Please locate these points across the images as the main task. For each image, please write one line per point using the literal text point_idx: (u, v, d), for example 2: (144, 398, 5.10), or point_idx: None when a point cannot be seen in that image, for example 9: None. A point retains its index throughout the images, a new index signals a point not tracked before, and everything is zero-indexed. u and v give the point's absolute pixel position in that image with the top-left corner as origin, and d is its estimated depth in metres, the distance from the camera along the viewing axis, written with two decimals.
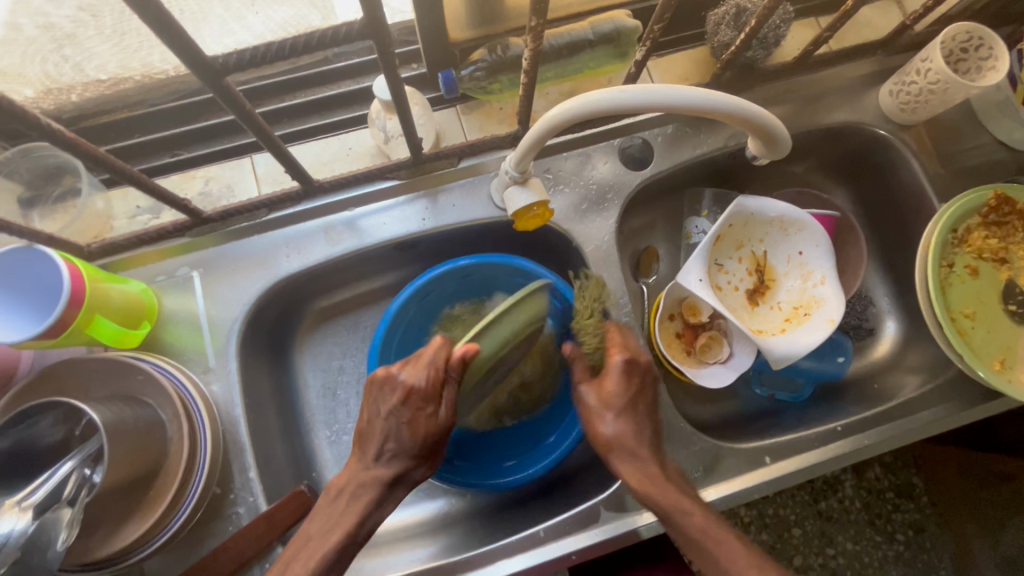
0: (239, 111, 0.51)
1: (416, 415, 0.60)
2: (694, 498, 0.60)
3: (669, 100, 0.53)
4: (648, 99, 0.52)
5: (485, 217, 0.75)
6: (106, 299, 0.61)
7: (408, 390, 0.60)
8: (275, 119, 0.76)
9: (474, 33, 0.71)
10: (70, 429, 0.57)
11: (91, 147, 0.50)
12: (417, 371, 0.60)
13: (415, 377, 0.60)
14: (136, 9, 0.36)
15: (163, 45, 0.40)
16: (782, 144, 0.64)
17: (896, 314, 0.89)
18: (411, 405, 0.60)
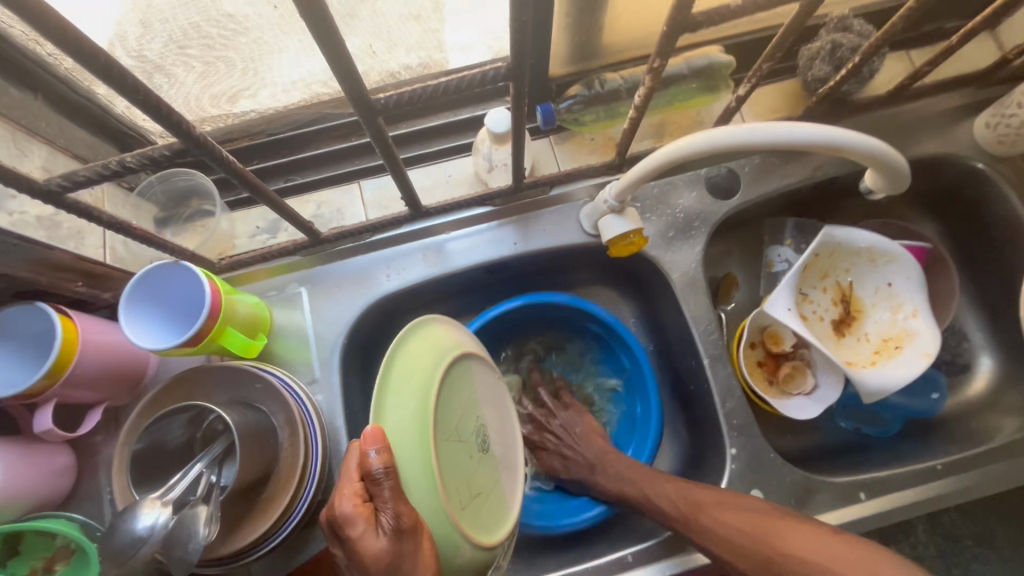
0: (383, 146, 0.54)
1: (363, 545, 0.48)
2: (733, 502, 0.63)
3: (780, 138, 0.54)
4: (759, 137, 0.54)
5: (575, 242, 0.78)
6: (232, 313, 0.66)
7: (343, 525, 0.49)
8: (407, 141, 0.81)
9: (572, 69, 0.75)
10: (195, 432, 0.63)
11: (251, 176, 0.55)
12: (343, 498, 0.50)
13: (344, 511, 0.49)
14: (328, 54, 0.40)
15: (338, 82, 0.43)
16: (900, 171, 0.63)
17: (991, 350, 0.86)
18: (347, 538, 0.49)
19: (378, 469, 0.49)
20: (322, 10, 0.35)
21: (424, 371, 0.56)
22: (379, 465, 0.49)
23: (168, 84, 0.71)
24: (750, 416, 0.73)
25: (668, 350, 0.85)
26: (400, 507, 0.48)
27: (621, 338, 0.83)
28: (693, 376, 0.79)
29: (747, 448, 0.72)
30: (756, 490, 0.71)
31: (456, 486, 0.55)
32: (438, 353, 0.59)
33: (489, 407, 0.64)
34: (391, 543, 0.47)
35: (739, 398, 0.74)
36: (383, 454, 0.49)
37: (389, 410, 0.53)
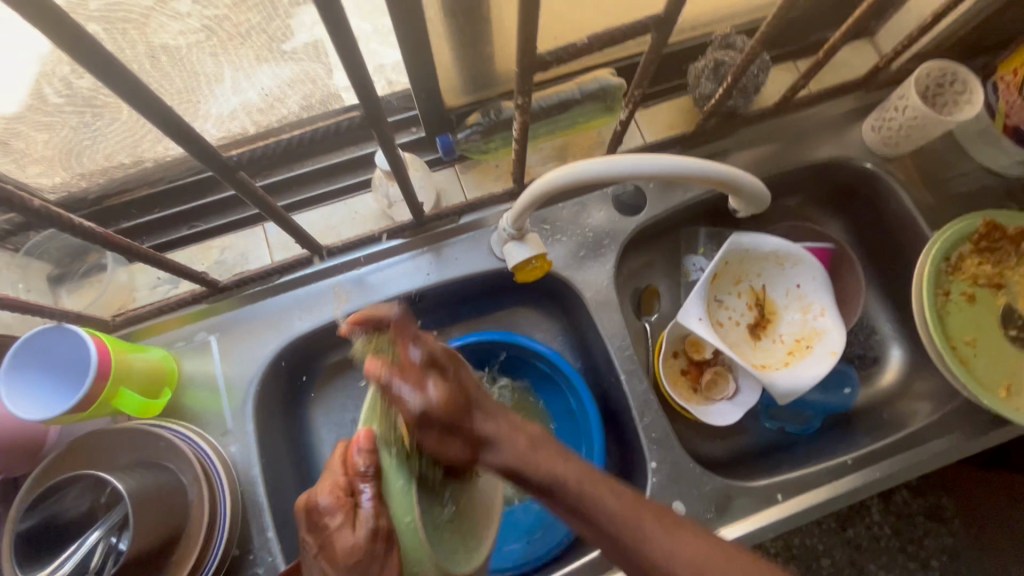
0: (237, 183, 0.55)
1: (337, 539, 0.48)
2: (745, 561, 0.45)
3: (642, 167, 0.56)
4: (621, 168, 0.56)
5: (487, 268, 0.78)
6: (129, 370, 0.65)
7: (318, 516, 0.50)
8: (277, 190, 0.79)
9: (469, 99, 0.76)
10: (95, 499, 0.60)
11: (118, 237, 0.55)
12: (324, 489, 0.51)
13: (322, 499, 0.51)
14: (150, 116, 0.44)
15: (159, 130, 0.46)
16: (759, 199, 0.66)
17: (901, 340, 0.90)
18: (323, 529, 0.50)
19: (365, 467, 0.47)
20: (132, 81, 0.40)
21: None
22: (363, 465, 0.47)
23: (101, 122, 0.67)
24: (667, 428, 0.75)
25: (591, 367, 0.86)
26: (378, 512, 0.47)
27: (562, 372, 0.82)
28: (615, 392, 0.80)
29: (667, 459, 0.74)
30: (678, 501, 0.72)
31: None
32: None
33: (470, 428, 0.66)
34: (365, 542, 0.46)
35: (657, 411, 0.76)
36: (371, 455, 0.48)
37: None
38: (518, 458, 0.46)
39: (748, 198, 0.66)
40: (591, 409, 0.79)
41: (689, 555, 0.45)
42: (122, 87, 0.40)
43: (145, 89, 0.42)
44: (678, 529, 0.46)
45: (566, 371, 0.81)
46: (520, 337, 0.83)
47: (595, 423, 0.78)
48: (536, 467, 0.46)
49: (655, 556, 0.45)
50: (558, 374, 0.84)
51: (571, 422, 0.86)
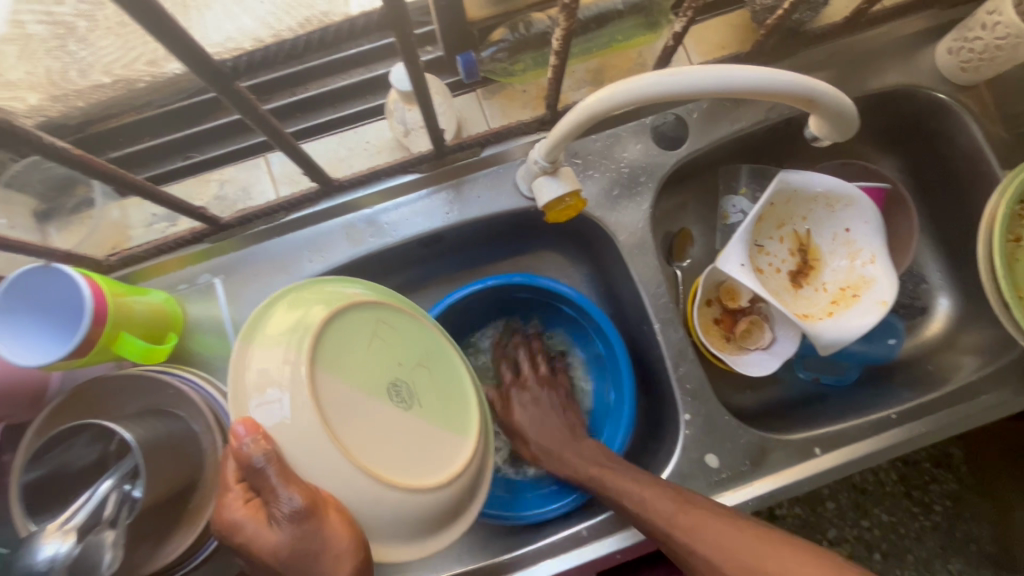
0: (244, 107, 0.45)
1: (260, 544, 0.45)
2: (753, 544, 0.56)
3: (713, 82, 0.48)
4: (687, 86, 0.48)
5: (512, 208, 0.71)
6: (129, 313, 0.59)
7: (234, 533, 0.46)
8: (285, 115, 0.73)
9: (492, 12, 0.64)
10: (105, 447, 0.56)
11: (98, 161, 0.47)
12: (229, 509, 0.47)
13: (232, 517, 0.46)
14: (141, 20, 0.33)
15: (166, 51, 0.37)
16: (848, 114, 0.56)
17: (949, 290, 0.84)
18: (242, 547, 0.46)
19: (257, 459, 0.44)
20: None
21: (317, 305, 0.52)
22: (256, 454, 0.44)
23: (86, 50, 0.58)
24: (703, 379, 0.71)
25: (620, 314, 0.81)
26: (294, 489, 0.44)
27: (591, 317, 0.77)
28: (646, 342, 0.76)
29: (701, 412, 0.70)
30: (711, 456, 0.69)
31: (380, 448, 0.50)
32: (312, 310, 0.51)
33: (433, 368, 0.57)
34: (294, 533, 0.44)
35: (692, 361, 0.71)
36: (261, 440, 0.45)
37: (262, 361, 0.48)
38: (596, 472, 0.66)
39: (835, 118, 0.56)
40: (621, 354, 0.74)
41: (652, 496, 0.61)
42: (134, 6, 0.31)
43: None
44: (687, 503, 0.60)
45: (593, 316, 0.76)
46: (545, 280, 0.77)
47: (624, 367, 0.74)
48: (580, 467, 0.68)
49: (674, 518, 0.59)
50: (585, 319, 0.80)
51: (600, 366, 0.82)
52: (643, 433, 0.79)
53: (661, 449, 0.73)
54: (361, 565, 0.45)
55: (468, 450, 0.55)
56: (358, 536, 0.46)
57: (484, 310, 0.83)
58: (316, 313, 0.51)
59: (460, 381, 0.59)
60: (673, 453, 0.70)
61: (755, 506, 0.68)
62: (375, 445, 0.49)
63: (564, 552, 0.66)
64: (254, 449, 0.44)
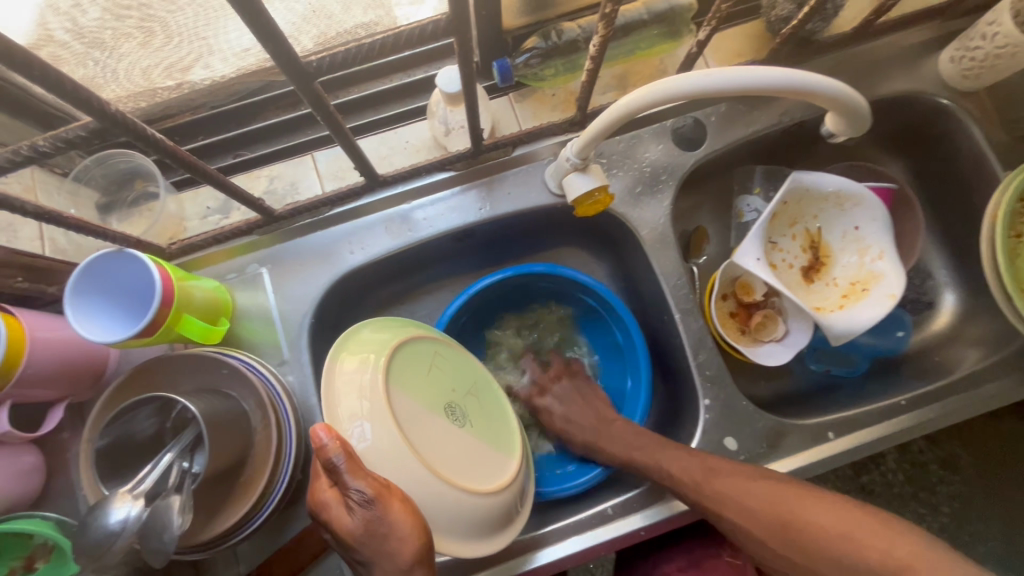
0: (318, 104, 0.50)
1: (340, 528, 0.50)
2: (782, 498, 0.62)
3: (738, 82, 0.52)
4: (713, 85, 0.52)
5: (542, 203, 0.76)
6: (190, 298, 0.64)
7: (321, 514, 0.52)
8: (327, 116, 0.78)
9: (526, 20, 0.70)
10: (162, 421, 0.61)
11: (182, 151, 0.51)
12: (318, 491, 0.52)
13: (320, 498, 0.52)
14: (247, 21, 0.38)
15: (265, 51, 0.41)
16: (859, 113, 0.61)
17: (955, 286, 0.88)
18: (329, 527, 0.52)
19: (336, 456, 0.49)
20: None
21: (386, 339, 0.59)
22: (335, 451, 0.49)
23: (111, 58, 0.68)
24: (722, 366, 0.75)
25: (641, 307, 0.85)
26: (363, 481, 0.49)
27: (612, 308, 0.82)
28: (667, 332, 0.80)
29: (720, 398, 0.74)
30: (729, 439, 0.73)
31: (448, 461, 0.57)
32: (382, 340, 0.59)
33: (477, 395, 0.66)
34: (365, 523, 0.49)
35: (711, 349, 0.75)
36: (340, 439, 0.49)
37: (344, 387, 0.54)
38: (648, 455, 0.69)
39: (850, 116, 0.61)
40: (640, 346, 0.78)
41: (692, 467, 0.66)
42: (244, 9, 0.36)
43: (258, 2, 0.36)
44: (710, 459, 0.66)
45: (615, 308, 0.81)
46: (569, 271, 0.81)
47: (642, 358, 0.78)
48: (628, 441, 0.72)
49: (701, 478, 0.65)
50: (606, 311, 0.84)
51: (619, 357, 0.86)
52: (662, 419, 0.83)
53: (682, 435, 0.77)
54: (421, 552, 0.49)
55: (514, 467, 0.62)
56: (421, 530, 0.49)
57: (510, 299, 0.87)
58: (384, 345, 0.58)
59: (501, 407, 0.68)
60: (694, 436, 0.73)
61: None
62: (441, 457, 0.56)
63: (592, 529, 0.70)
64: (335, 447, 0.49)
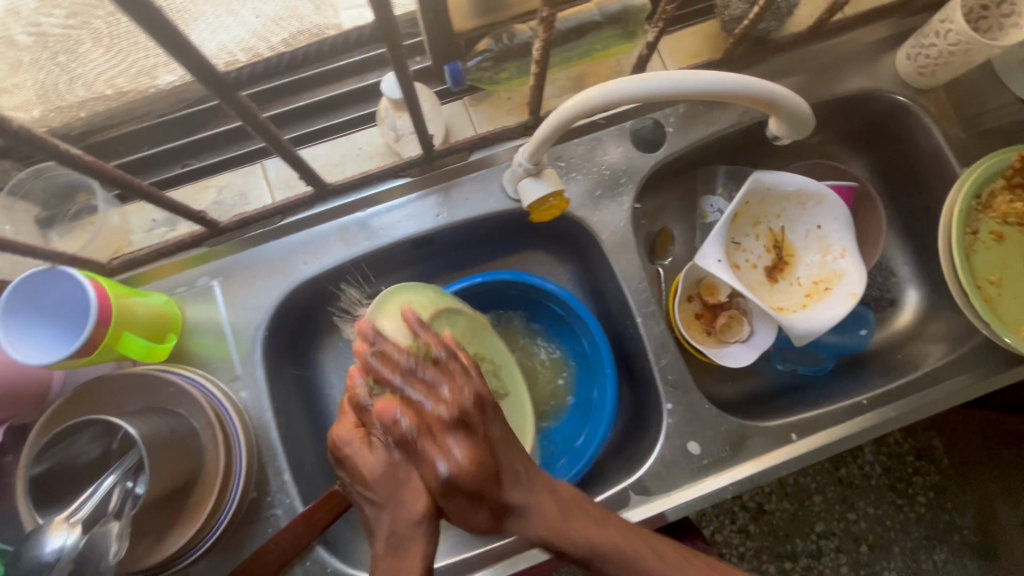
0: (246, 114, 0.49)
1: (357, 468, 0.51)
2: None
3: (675, 86, 0.52)
4: (648, 89, 0.51)
5: (500, 209, 0.74)
6: (132, 314, 0.62)
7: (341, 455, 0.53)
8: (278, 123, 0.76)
9: (479, 22, 0.67)
10: (108, 444, 0.59)
11: (109, 168, 0.49)
12: (342, 432, 0.54)
13: (343, 436, 0.53)
14: (146, 26, 0.36)
15: (174, 60, 0.40)
16: (802, 117, 0.61)
17: (917, 283, 0.89)
18: (347, 468, 0.53)
19: (365, 394, 0.52)
20: None
21: (425, 308, 0.62)
22: (364, 391, 0.52)
23: (76, 63, 0.61)
24: (684, 370, 0.74)
25: (606, 310, 0.84)
26: (388, 420, 0.50)
27: (576, 315, 0.81)
28: (630, 336, 0.79)
29: (683, 402, 0.73)
30: (692, 443, 0.72)
31: None
32: (418, 304, 0.63)
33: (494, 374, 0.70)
34: (385, 462, 0.50)
35: (673, 353, 0.75)
36: (370, 379, 0.53)
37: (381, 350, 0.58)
38: (548, 529, 0.50)
39: (792, 121, 0.61)
40: (605, 353, 0.78)
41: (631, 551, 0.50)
42: (144, 16, 0.35)
43: (160, 11, 0.35)
44: (576, 507, 0.52)
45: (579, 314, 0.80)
46: (531, 277, 0.80)
47: (608, 365, 0.77)
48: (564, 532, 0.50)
49: (568, 536, 0.50)
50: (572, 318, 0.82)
51: (584, 365, 0.85)
52: (628, 424, 0.82)
53: (646, 440, 0.76)
54: (432, 499, 0.48)
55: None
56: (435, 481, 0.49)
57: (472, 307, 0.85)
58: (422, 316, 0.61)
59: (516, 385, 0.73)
60: (657, 441, 0.73)
61: (735, 491, 0.71)
62: None
63: None
64: (365, 386, 0.53)
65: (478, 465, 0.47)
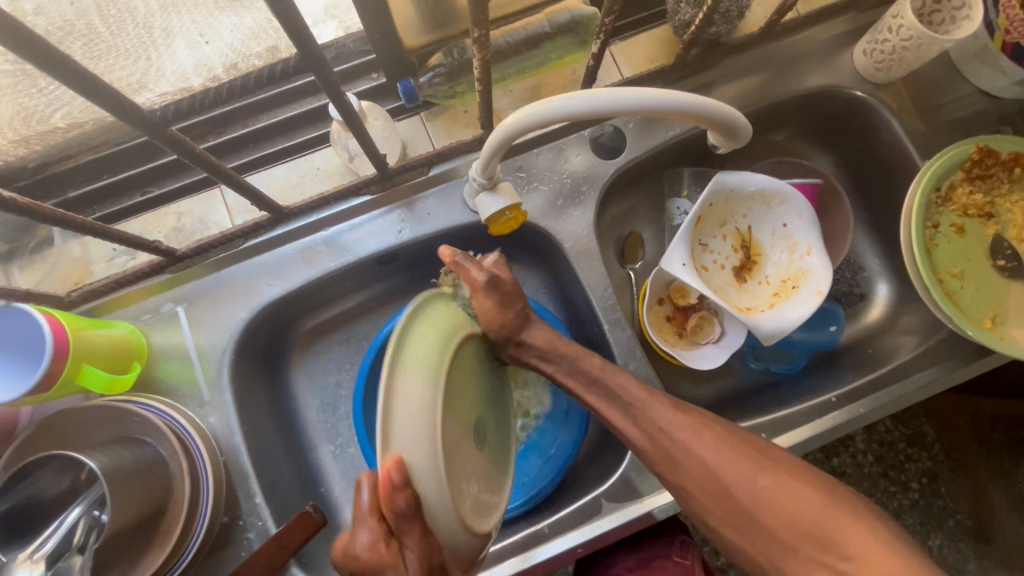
0: (180, 147, 0.50)
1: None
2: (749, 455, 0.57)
3: (609, 104, 0.52)
4: (580, 108, 0.51)
5: (461, 222, 0.74)
6: (92, 346, 0.62)
7: (354, 556, 0.46)
8: (236, 146, 0.76)
9: (429, 38, 0.68)
10: (75, 476, 0.58)
11: (48, 209, 0.50)
12: (361, 530, 0.46)
13: (362, 544, 0.45)
14: (56, 72, 0.37)
15: (96, 105, 0.41)
16: (744, 133, 0.62)
17: (887, 276, 0.89)
18: (361, 569, 0.47)
19: (402, 506, 0.42)
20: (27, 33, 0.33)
21: (443, 332, 0.52)
22: (403, 505, 0.42)
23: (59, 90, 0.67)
24: (652, 375, 0.74)
25: (576, 318, 0.84)
26: (420, 562, 0.43)
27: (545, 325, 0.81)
28: (600, 343, 0.79)
29: None
30: None
31: (468, 489, 0.50)
32: (442, 336, 0.52)
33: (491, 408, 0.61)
34: None
35: (641, 358, 0.75)
36: (406, 489, 0.42)
37: (404, 378, 0.46)
38: (548, 340, 0.66)
39: (734, 136, 0.62)
40: None
41: (679, 425, 0.60)
42: (48, 64, 0.36)
43: (79, 67, 0.37)
44: (682, 411, 0.61)
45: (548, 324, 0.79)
46: None
47: None
48: (562, 350, 0.66)
49: (657, 422, 0.60)
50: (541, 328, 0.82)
51: None
52: (601, 430, 0.82)
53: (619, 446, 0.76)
54: None
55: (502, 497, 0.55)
56: None
57: None
58: (446, 337, 0.52)
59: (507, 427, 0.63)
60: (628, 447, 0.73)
61: None
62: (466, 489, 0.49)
63: (532, 551, 0.69)
64: (405, 500, 0.42)
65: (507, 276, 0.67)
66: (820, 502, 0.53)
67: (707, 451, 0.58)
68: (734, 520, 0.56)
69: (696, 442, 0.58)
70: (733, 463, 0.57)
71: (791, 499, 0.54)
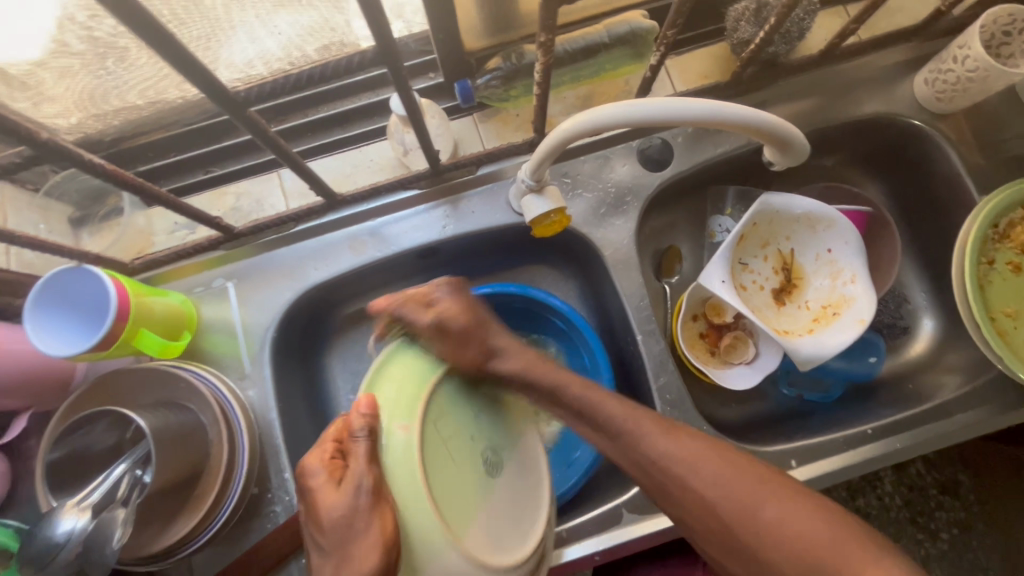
0: (253, 127, 0.53)
1: (320, 502, 0.47)
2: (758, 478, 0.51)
3: (664, 114, 0.53)
4: (636, 115, 0.52)
5: (504, 222, 0.76)
6: (149, 312, 0.65)
7: (307, 485, 0.49)
8: (294, 134, 0.79)
9: (488, 42, 0.71)
10: (121, 433, 0.61)
11: (130, 177, 0.53)
12: (315, 462, 0.50)
13: (315, 471, 0.49)
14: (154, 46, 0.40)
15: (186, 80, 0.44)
16: (798, 149, 0.62)
17: (933, 312, 0.86)
18: (309, 498, 0.49)
19: (359, 429, 0.48)
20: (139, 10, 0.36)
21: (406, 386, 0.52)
22: (360, 425, 0.49)
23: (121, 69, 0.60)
24: (682, 390, 0.74)
25: (608, 326, 0.85)
26: (365, 472, 0.47)
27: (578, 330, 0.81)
28: (631, 353, 0.79)
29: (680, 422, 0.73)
30: None
31: (461, 509, 0.49)
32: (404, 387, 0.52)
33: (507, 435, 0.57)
34: (346, 511, 0.45)
35: (672, 372, 0.74)
36: (369, 418, 0.49)
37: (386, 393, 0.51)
38: (527, 365, 0.56)
39: (788, 151, 0.62)
40: (605, 371, 0.78)
41: (686, 451, 0.52)
42: (149, 34, 0.38)
43: (177, 42, 0.40)
44: (684, 436, 0.53)
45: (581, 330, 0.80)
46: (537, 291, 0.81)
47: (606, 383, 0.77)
48: (544, 376, 0.56)
49: (658, 451, 0.53)
50: (575, 334, 0.83)
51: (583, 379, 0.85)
52: None
53: None
54: None
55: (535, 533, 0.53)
56: (392, 547, 0.43)
57: None
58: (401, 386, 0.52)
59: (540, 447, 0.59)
60: None
61: None
62: (461, 512, 0.49)
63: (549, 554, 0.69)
64: (366, 420, 0.49)
65: (463, 309, 0.57)
66: (839, 534, 0.48)
67: (712, 473, 0.51)
68: (743, 559, 0.50)
69: (700, 465, 0.52)
70: (739, 488, 0.50)
71: (805, 527, 0.48)
